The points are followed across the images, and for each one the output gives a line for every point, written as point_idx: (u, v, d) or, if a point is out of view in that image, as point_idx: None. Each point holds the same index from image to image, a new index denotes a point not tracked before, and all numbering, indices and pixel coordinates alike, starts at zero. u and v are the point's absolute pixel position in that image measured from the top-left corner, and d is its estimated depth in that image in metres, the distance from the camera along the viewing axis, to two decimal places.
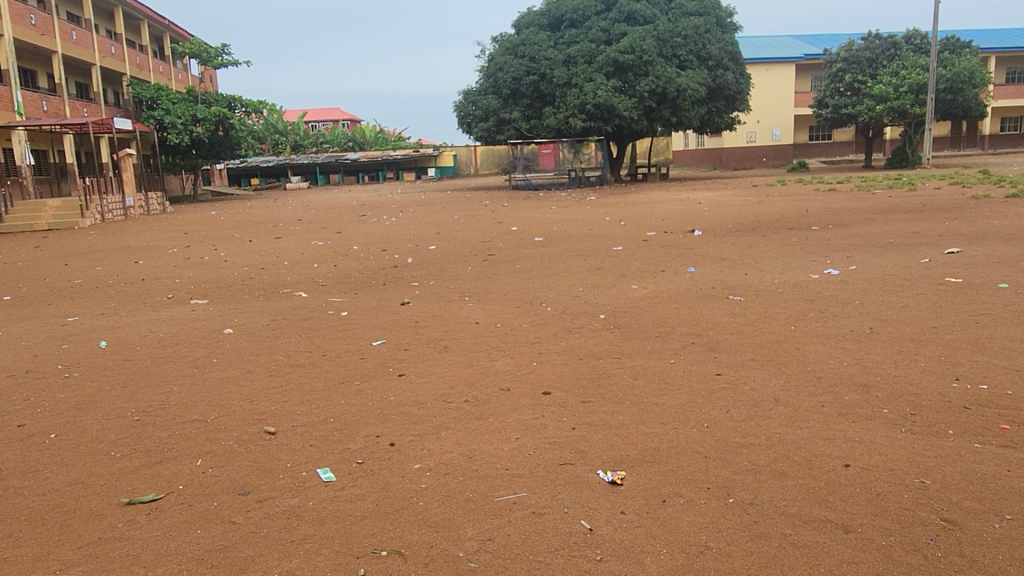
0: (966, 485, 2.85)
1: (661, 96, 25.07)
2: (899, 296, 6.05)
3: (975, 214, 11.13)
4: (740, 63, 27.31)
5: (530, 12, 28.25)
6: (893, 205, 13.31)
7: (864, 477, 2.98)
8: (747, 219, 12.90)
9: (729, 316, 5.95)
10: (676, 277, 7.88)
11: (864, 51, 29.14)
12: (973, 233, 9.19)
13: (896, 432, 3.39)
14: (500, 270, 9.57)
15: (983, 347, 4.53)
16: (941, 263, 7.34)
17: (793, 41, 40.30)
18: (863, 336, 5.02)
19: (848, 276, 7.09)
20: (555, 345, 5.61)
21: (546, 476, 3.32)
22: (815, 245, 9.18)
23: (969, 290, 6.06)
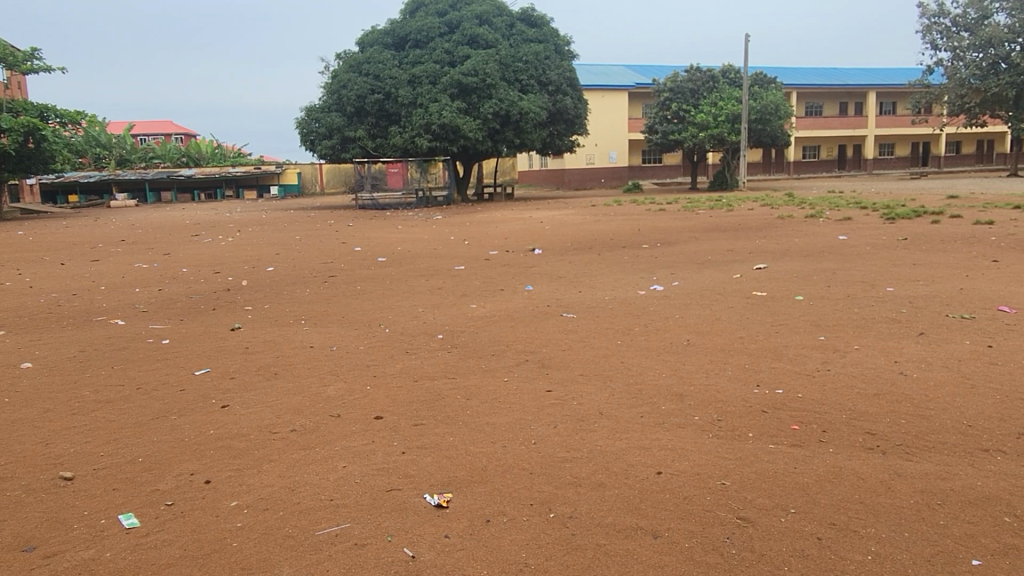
0: (760, 484, 3.09)
1: (504, 119, 25.73)
2: (713, 309, 6.54)
3: (780, 233, 12.29)
4: (578, 88, 28.56)
5: (373, 31, 27.91)
6: (713, 225, 14.38)
7: (672, 483, 3.16)
8: (584, 238, 13.43)
9: (562, 333, 6.14)
10: (514, 296, 8.05)
11: (687, 82, 31.59)
12: (777, 250, 10.12)
13: (705, 438, 3.63)
14: (339, 292, 9.30)
15: (780, 355, 5.00)
16: (749, 278, 8.03)
17: (626, 70, 42.89)
18: (681, 347, 5.37)
19: (670, 291, 7.59)
20: (390, 367, 5.53)
21: (371, 505, 3.23)
22: (643, 263, 9.69)
23: (772, 303, 6.66)
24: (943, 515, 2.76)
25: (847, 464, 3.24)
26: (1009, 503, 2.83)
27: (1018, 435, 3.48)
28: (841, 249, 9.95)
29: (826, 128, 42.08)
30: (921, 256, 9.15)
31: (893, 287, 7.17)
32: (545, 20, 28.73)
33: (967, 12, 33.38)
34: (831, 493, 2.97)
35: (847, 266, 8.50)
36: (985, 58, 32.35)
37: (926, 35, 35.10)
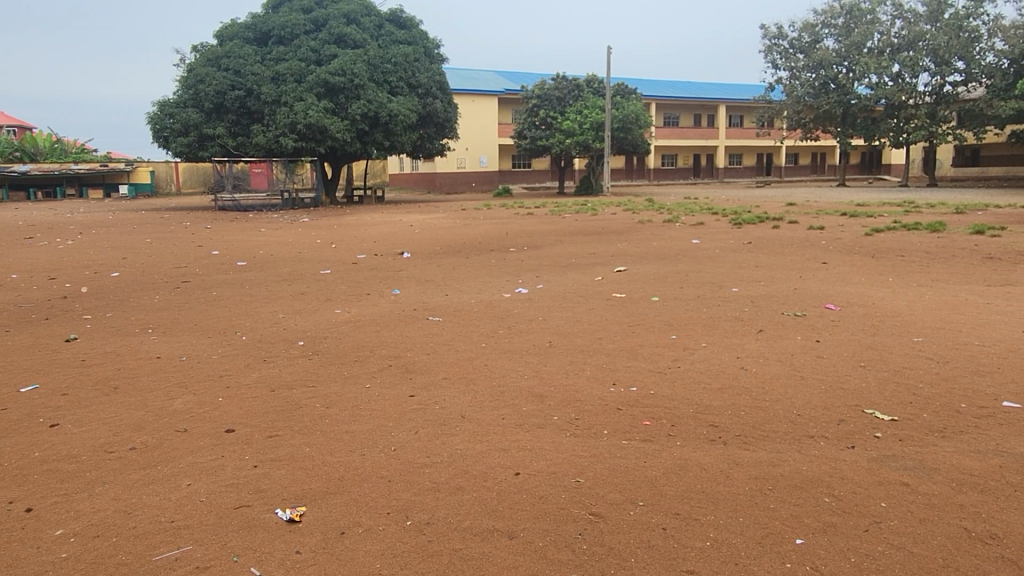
0: (612, 479, 3.20)
1: (373, 120, 25.28)
2: (575, 311, 6.73)
3: (641, 237, 12.86)
4: (448, 92, 28.58)
5: (232, 24, 26.60)
6: (578, 228, 14.84)
7: (529, 483, 3.21)
8: (453, 241, 13.44)
9: (427, 336, 6.10)
10: (380, 300, 7.91)
11: (553, 90, 32.48)
12: (637, 253, 10.59)
13: (562, 437, 3.71)
14: (193, 298, 8.76)
15: (636, 354, 5.22)
16: (609, 280, 8.33)
17: (495, 76, 43.44)
18: (543, 349, 5.48)
19: (535, 293, 7.74)
20: (245, 377, 5.26)
21: (216, 524, 3.05)
22: (511, 266, 9.82)
23: (629, 304, 6.95)
24: (773, 499, 2.98)
25: (691, 456, 3.42)
26: (829, 483, 3.10)
27: (838, 421, 3.83)
28: (694, 252, 10.56)
29: (683, 138, 44.60)
30: (762, 259, 9.87)
31: (738, 288, 7.68)
32: (414, 22, 28.58)
33: (801, 35, 36.48)
34: (677, 484, 3.12)
35: (698, 269, 9.03)
36: (818, 78, 35.57)
37: (768, 54, 37.99)
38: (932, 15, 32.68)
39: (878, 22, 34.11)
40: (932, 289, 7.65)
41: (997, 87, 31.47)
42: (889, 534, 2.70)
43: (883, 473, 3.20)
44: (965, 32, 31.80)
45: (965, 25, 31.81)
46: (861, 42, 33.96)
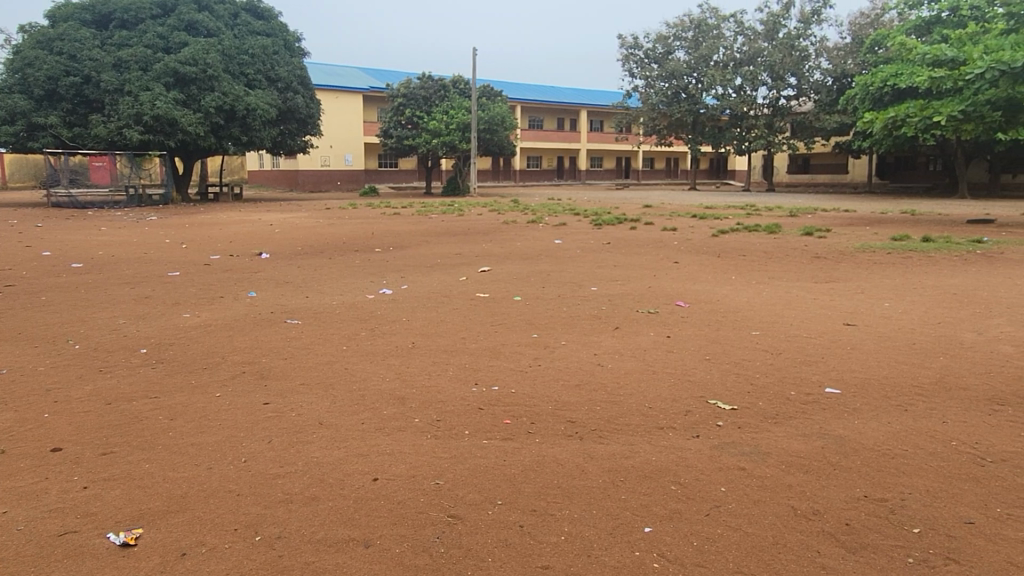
0: (471, 479, 3.20)
1: (229, 114, 23.96)
2: (438, 311, 6.70)
3: (506, 237, 13.03)
4: (309, 88, 27.65)
5: (66, 4, 24.36)
6: (444, 229, 14.83)
7: (387, 488, 3.14)
8: (315, 241, 13.01)
9: (284, 340, 5.85)
10: (235, 303, 7.49)
11: (419, 90, 32.26)
12: (501, 254, 10.72)
13: (422, 440, 3.67)
14: (17, 304, 7.89)
15: (498, 353, 5.26)
16: (473, 281, 8.36)
17: (360, 73, 42.52)
18: (405, 350, 5.41)
19: (399, 294, 7.63)
20: (78, 390, 4.80)
21: (37, 555, 2.75)
22: (374, 267, 9.63)
23: (493, 304, 7.01)
24: (624, 490, 3.09)
25: (549, 452, 3.50)
26: (676, 472, 3.26)
27: (685, 412, 4.05)
28: (556, 252, 10.84)
29: (547, 141, 45.75)
30: (620, 258, 10.28)
31: (596, 286, 7.96)
32: (272, 13, 27.40)
33: (655, 47, 38.50)
34: (534, 481, 3.18)
35: (560, 268, 9.25)
36: (670, 88, 37.74)
37: (625, 63, 39.76)
38: (769, 33, 35.54)
39: (722, 37, 36.56)
40: (769, 286, 8.29)
41: (824, 102, 34.54)
42: (728, 517, 2.87)
43: (722, 459, 3.41)
44: (796, 50, 34.66)
45: (797, 45, 34.68)
46: (708, 56, 36.34)
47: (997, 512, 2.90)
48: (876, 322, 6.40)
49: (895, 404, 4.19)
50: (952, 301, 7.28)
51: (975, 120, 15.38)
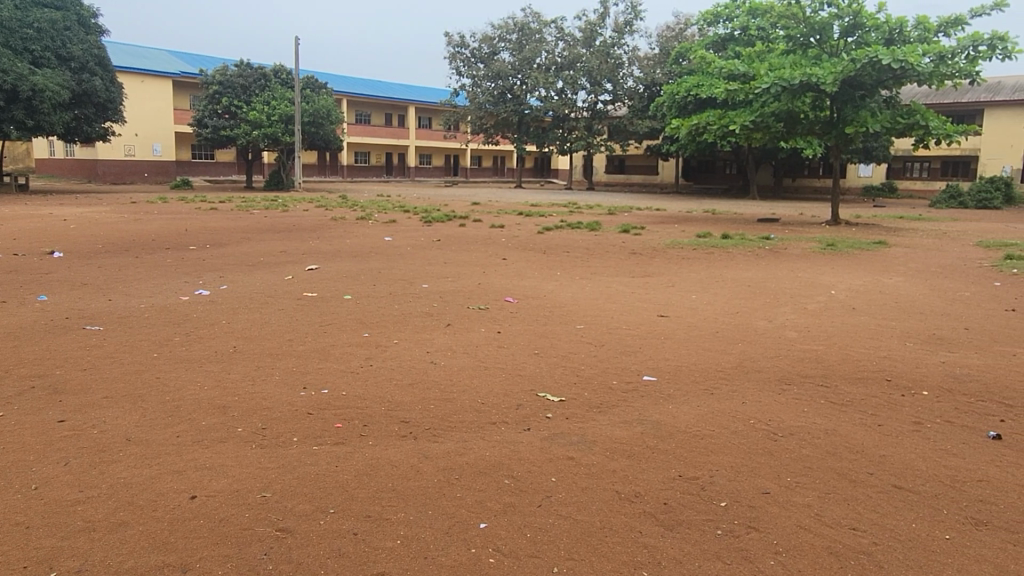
0: (300, 489, 3.07)
1: (10, 94, 21.17)
2: (261, 313, 6.35)
3: (334, 234, 12.64)
4: (110, 69, 25.10)
5: None
6: (268, 225, 14.12)
7: (207, 506, 2.93)
8: (117, 239, 11.82)
9: (82, 349, 5.25)
10: (19, 309, 6.61)
11: (237, 77, 30.39)
12: (329, 251, 10.38)
13: (246, 450, 3.46)
14: None
15: (328, 354, 5.09)
16: (299, 280, 8.02)
17: (168, 56, 39.26)
18: (225, 356, 5.07)
19: (217, 296, 7.14)
20: None
21: None
22: (188, 266, 8.94)
23: (321, 303, 6.77)
24: (459, 487, 3.11)
25: (382, 454, 3.44)
26: (509, 466, 3.34)
27: (516, 405, 4.15)
28: (386, 249, 10.68)
29: (375, 136, 45.00)
30: (451, 256, 10.33)
31: (428, 284, 7.93)
32: None
33: (481, 47, 39.14)
34: (368, 486, 3.11)
35: (390, 266, 9.12)
36: (496, 88, 38.54)
37: (452, 61, 40.05)
38: (586, 40, 37.47)
39: (543, 41, 37.98)
40: (592, 281, 8.73)
41: (636, 107, 36.86)
42: (558, 506, 2.98)
43: (553, 450, 3.54)
44: (611, 58, 36.73)
45: (612, 53, 36.78)
46: (531, 59, 37.62)
47: (788, 481, 3.26)
48: (685, 313, 6.95)
49: (702, 388, 4.59)
50: (748, 292, 8.09)
51: (762, 130, 17.20)
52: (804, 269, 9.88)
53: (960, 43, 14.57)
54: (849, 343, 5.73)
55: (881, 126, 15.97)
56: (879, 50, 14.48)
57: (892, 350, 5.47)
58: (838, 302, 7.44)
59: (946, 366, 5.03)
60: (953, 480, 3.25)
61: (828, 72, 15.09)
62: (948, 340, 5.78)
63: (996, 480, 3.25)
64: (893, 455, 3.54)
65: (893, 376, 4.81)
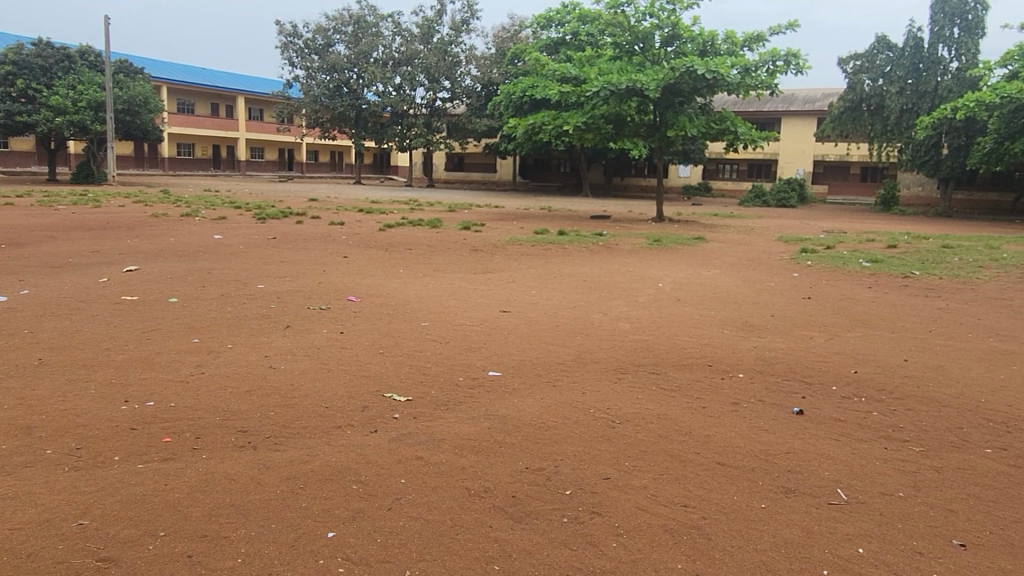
0: (125, 513, 2.81)
1: None
2: (72, 320, 5.73)
3: (156, 232, 11.67)
4: None
5: None
6: (76, 222, 12.77)
7: (11, 541, 2.60)
8: None
9: None
10: None
11: (34, 57, 27.15)
12: (150, 250, 9.57)
13: (58, 475, 3.11)
14: None
15: (152, 363, 4.69)
16: (117, 282, 7.34)
17: None
18: (29, 369, 4.52)
19: (16, 302, 6.35)
20: None
21: None
22: None
23: (143, 307, 6.23)
24: (304, 497, 3.00)
25: (218, 468, 3.23)
26: (355, 470, 3.26)
27: (362, 407, 4.06)
28: (216, 248, 10.03)
29: (200, 127, 42.11)
30: (288, 254, 9.90)
31: (263, 284, 7.55)
32: None
33: (315, 37, 37.78)
34: (202, 504, 2.90)
35: (220, 266, 8.58)
36: (332, 81, 37.39)
37: (284, 51, 38.36)
38: (424, 37, 37.38)
39: (380, 35, 37.49)
40: (434, 278, 8.73)
41: (474, 106, 37.20)
42: (408, 508, 2.96)
43: (400, 451, 3.50)
44: (449, 56, 36.86)
45: (449, 51, 36.92)
46: (368, 53, 37.00)
47: (626, 465, 3.45)
48: (526, 308, 7.15)
49: (545, 381, 4.74)
50: (583, 286, 8.47)
51: (594, 131, 18.04)
52: (633, 263, 10.50)
53: (761, 58, 16.12)
54: (674, 332, 6.17)
55: (698, 131, 17.31)
56: (694, 60, 15.67)
57: (711, 337, 5.98)
58: (664, 294, 7.98)
59: (757, 350, 5.57)
60: (767, 454, 3.60)
61: (651, 78, 16.11)
62: (757, 326, 6.40)
63: (801, 451, 3.64)
64: (716, 434, 3.86)
65: (713, 362, 5.24)
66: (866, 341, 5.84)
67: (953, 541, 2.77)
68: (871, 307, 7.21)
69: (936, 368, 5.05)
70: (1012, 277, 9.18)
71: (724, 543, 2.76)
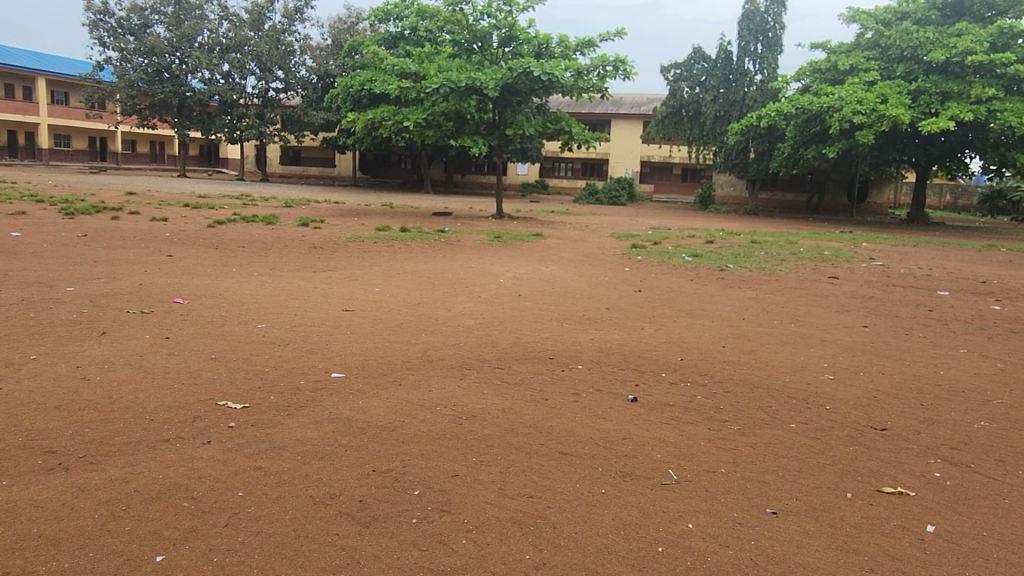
0: None
1: None
2: None
3: None
4: None
5: None
6: None
7: None
8: None
9: None
10: None
11: None
12: None
13: None
14: None
15: None
16: None
17: None
18: None
19: None
20: None
21: None
22: None
23: None
24: (129, 519, 2.76)
25: (22, 495, 2.88)
26: (187, 486, 3.04)
27: (193, 418, 3.78)
28: (16, 247, 8.95)
29: None
30: (103, 253, 9.05)
31: (74, 286, 6.83)
32: None
33: (129, 17, 34.59)
34: (5, 538, 2.58)
35: (21, 267, 7.66)
36: (150, 65, 34.46)
37: (93, 30, 34.83)
38: (254, 23, 35.47)
39: (206, 19, 35.10)
40: (270, 277, 8.33)
41: (310, 98, 35.85)
42: (247, 522, 2.81)
43: (237, 462, 3.31)
44: (282, 45, 35.26)
45: (281, 39, 35.28)
46: (191, 36, 34.55)
47: (474, 461, 3.49)
48: (369, 306, 7.02)
49: (390, 380, 4.68)
50: (426, 283, 8.45)
51: (434, 128, 18.04)
52: (475, 259, 10.66)
53: (592, 62, 16.84)
54: (517, 327, 6.31)
55: (535, 130, 17.82)
56: (530, 61, 16.07)
57: (553, 331, 6.18)
58: (506, 290, 8.18)
59: (594, 341, 5.85)
60: (605, 441, 3.79)
61: (490, 77, 16.37)
62: (593, 319, 6.72)
63: (636, 436, 3.87)
64: (559, 424, 4.01)
65: (554, 355, 5.43)
66: (690, 330, 6.32)
67: (766, 510, 3.07)
68: (693, 299, 7.79)
69: (749, 352, 5.57)
70: (807, 269, 10.34)
71: (569, 530, 2.88)
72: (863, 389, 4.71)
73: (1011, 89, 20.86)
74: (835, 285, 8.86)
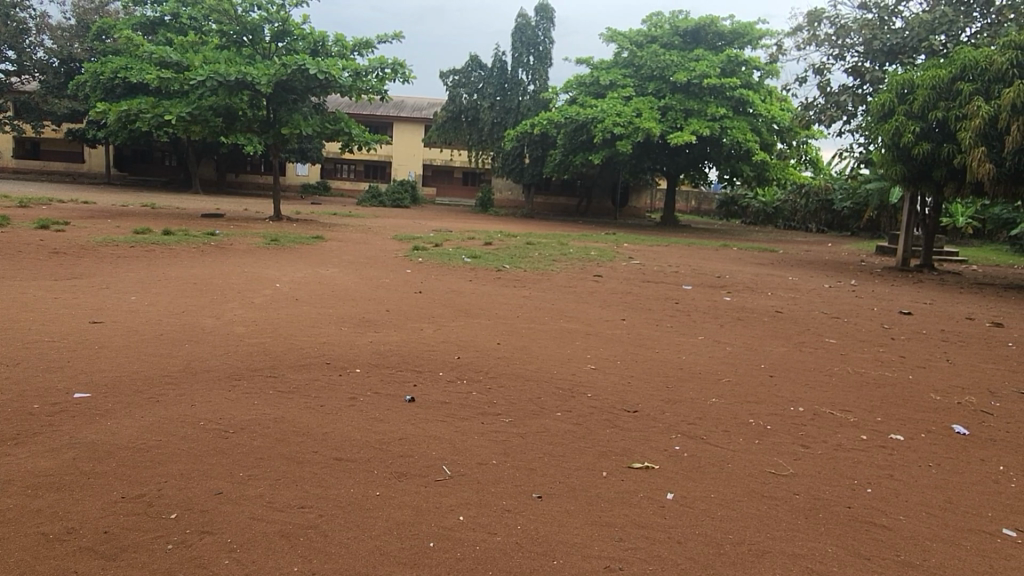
0: None
1: None
2: None
3: None
4: None
5: None
6: None
7: None
8: None
9: None
10: None
11: None
12: None
13: None
14: None
15: None
16: None
17: None
18: None
19: None
20: None
21: None
22: None
23: None
24: None
25: None
26: None
27: None
28: None
29: None
30: None
31: None
32: None
33: None
34: None
35: None
36: None
37: None
38: None
39: None
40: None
41: (50, 84, 31.63)
42: None
43: None
44: (12, 21, 30.57)
45: (11, 14, 30.59)
46: None
47: (240, 476, 3.30)
48: (123, 317, 6.36)
49: (146, 397, 4.27)
50: (191, 290, 7.84)
51: (201, 123, 16.74)
52: (248, 263, 10.12)
53: (370, 63, 16.65)
54: (293, 333, 6.08)
55: (312, 130, 17.27)
56: (305, 58, 15.55)
57: (330, 335, 6.03)
58: (281, 295, 7.82)
59: (373, 344, 5.80)
60: (381, 443, 3.78)
61: (262, 72, 15.61)
62: (372, 321, 6.67)
63: (412, 436, 3.91)
64: (333, 430, 3.93)
65: (331, 360, 5.31)
66: (468, 329, 6.51)
67: (532, 495, 3.26)
68: (472, 298, 8.04)
69: (522, 348, 5.88)
70: (574, 267, 11.13)
71: (341, 536, 2.84)
72: (619, 375, 5.18)
73: (738, 110, 23.95)
74: (599, 282, 9.66)
